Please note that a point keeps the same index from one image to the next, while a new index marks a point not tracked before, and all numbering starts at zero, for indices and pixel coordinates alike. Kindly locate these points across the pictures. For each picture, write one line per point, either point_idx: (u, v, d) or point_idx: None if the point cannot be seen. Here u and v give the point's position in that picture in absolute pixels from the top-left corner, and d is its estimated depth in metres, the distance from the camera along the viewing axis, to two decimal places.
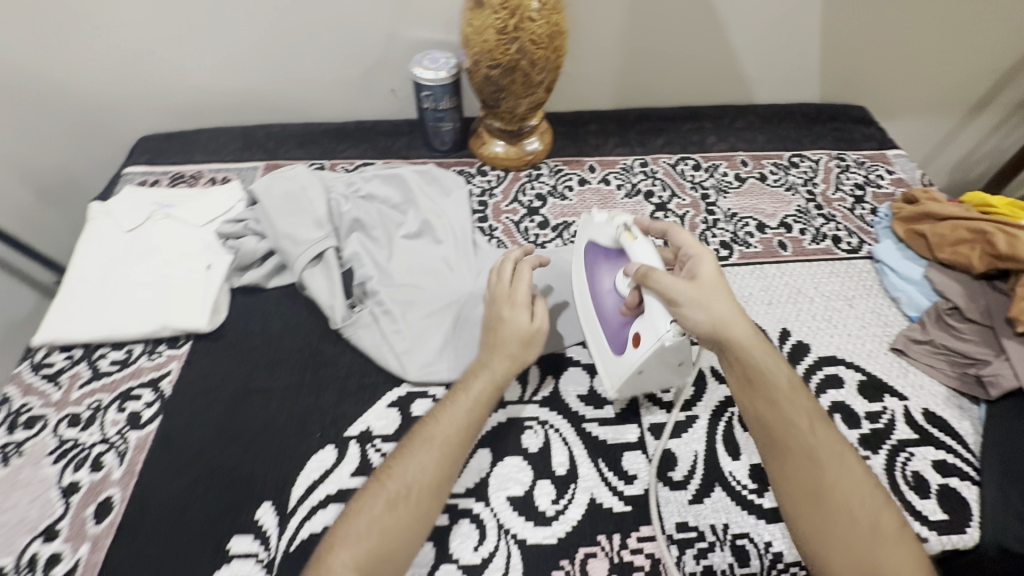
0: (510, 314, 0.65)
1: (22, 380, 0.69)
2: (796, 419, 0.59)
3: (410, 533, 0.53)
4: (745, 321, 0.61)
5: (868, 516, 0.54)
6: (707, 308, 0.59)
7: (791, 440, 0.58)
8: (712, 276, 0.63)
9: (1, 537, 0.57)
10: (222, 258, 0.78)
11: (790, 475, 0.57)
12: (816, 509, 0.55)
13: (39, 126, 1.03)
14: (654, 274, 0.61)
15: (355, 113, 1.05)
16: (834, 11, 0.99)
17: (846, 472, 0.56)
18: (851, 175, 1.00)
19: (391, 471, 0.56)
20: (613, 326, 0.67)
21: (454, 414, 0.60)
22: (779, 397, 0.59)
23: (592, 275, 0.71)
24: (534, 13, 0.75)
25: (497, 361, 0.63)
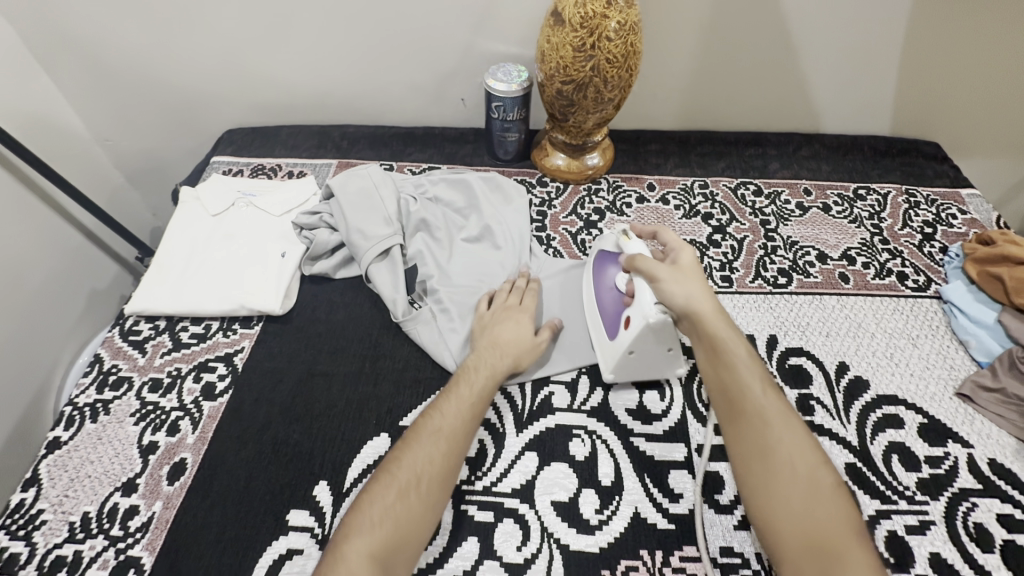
0: (512, 326, 0.71)
1: (113, 344, 0.76)
2: (753, 385, 0.62)
3: (422, 519, 0.55)
4: (715, 302, 0.66)
5: (807, 472, 0.56)
6: (682, 286, 0.65)
7: (743, 402, 0.61)
8: (692, 264, 0.69)
9: (86, 485, 0.63)
10: (296, 247, 0.83)
11: (739, 434, 0.60)
12: (762, 469, 0.57)
13: (138, 112, 1.12)
14: (641, 259, 0.68)
15: (425, 120, 1.10)
16: (917, 46, 0.97)
17: (791, 434, 0.58)
18: (920, 212, 0.97)
19: (399, 462, 0.58)
20: (610, 315, 0.72)
21: (458, 407, 0.63)
22: (737, 365, 0.63)
23: (598, 275, 0.76)
24: (612, 33, 0.77)
25: (499, 363, 0.67)
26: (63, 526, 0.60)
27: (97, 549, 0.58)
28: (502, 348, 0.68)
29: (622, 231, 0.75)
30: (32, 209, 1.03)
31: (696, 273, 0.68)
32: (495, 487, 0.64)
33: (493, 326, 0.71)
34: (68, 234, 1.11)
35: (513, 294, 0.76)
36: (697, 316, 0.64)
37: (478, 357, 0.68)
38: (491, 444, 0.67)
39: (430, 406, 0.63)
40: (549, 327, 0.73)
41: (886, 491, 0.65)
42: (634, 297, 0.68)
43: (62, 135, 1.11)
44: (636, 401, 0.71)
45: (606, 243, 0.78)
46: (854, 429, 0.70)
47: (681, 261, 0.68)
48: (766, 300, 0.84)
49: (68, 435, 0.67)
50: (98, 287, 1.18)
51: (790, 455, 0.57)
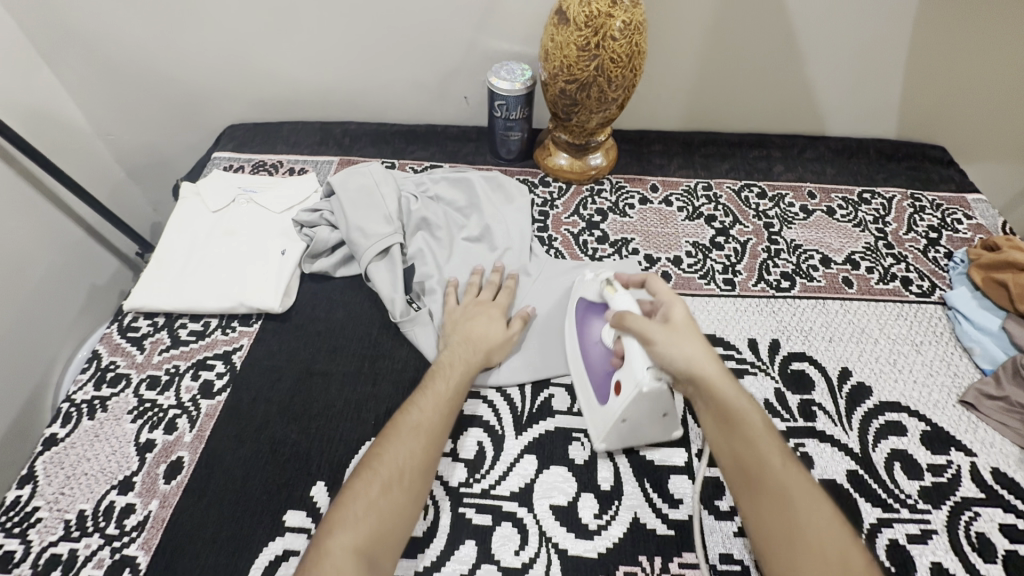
0: (486, 321, 0.72)
1: (111, 340, 0.75)
2: (769, 457, 0.58)
3: (405, 511, 0.55)
4: (716, 362, 0.62)
5: (840, 556, 0.51)
6: (678, 347, 0.61)
7: (761, 477, 0.57)
8: (685, 319, 0.64)
9: (83, 482, 0.62)
10: (296, 245, 0.83)
11: (762, 517, 0.56)
12: (789, 554, 0.53)
13: (139, 107, 1.11)
14: (630, 317, 0.61)
15: (427, 117, 1.09)
16: (925, 49, 0.96)
17: (816, 512, 0.54)
18: (925, 216, 0.96)
19: (381, 456, 0.58)
20: (599, 374, 0.66)
21: (435, 402, 0.63)
22: (751, 437, 0.59)
23: (582, 326, 0.70)
24: (617, 32, 0.77)
25: (472, 358, 0.68)
26: (59, 524, 0.59)
27: (93, 548, 0.58)
28: (475, 343, 0.70)
29: (606, 280, 0.68)
30: (33, 203, 1.02)
31: (694, 328, 0.63)
32: (494, 490, 0.63)
33: (466, 322, 0.72)
34: (68, 229, 1.10)
35: (486, 290, 0.77)
36: (699, 380, 0.61)
37: (452, 352, 0.69)
38: (490, 446, 0.67)
39: (407, 400, 0.63)
40: (520, 320, 0.74)
41: (888, 499, 0.65)
42: (623, 359, 0.62)
43: (63, 128, 1.10)
44: None
45: (589, 288, 0.71)
46: (856, 436, 0.70)
47: (673, 316, 0.63)
48: (769, 304, 0.84)
49: (65, 432, 0.66)
50: (98, 282, 1.18)
51: (819, 536, 0.52)
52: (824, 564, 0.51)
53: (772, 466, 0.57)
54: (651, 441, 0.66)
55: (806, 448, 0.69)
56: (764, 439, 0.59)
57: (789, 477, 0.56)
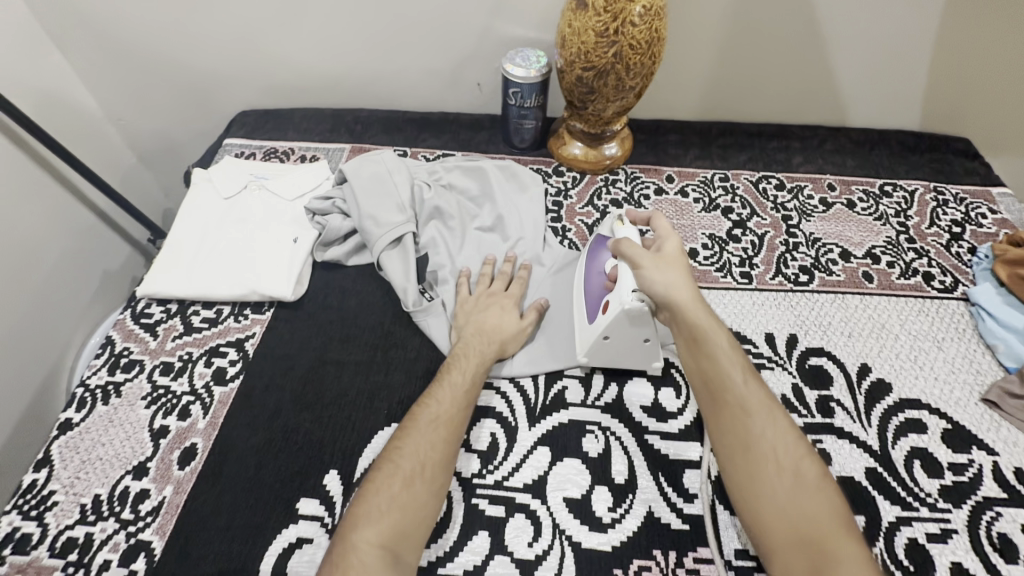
0: (499, 313, 0.72)
1: (125, 326, 0.75)
2: (734, 377, 0.61)
3: (429, 504, 0.55)
4: (695, 289, 0.65)
5: (791, 463, 0.56)
6: (662, 275, 0.64)
7: (726, 394, 0.60)
8: (676, 252, 0.67)
9: (98, 467, 0.62)
10: (309, 233, 0.82)
11: (723, 427, 0.59)
12: (745, 459, 0.57)
13: (150, 92, 1.11)
14: (625, 244, 0.67)
15: (440, 105, 1.07)
16: (953, 37, 0.93)
17: (772, 424, 0.58)
18: (948, 210, 0.94)
19: (401, 449, 0.58)
20: (593, 298, 0.71)
21: (453, 394, 0.63)
22: (720, 357, 0.62)
23: (589, 257, 0.76)
24: (636, 18, 0.75)
25: (487, 350, 0.68)
26: (74, 508, 0.60)
27: (108, 532, 0.58)
28: (489, 335, 0.69)
29: (615, 218, 0.74)
30: (46, 188, 1.02)
31: (676, 258, 0.66)
32: (507, 482, 0.63)
33: (479, 313, 0.72)
34: (80, 215, 1.10)
35: (497, 281, 0.76)
36: (676, 305, 0.63)
37: (468, 343, 0.68)
38: (503, 437, 0.66)
39: (425, 394, 0.63)
40: (533, 310, 0.74)
41: (907, 497, 0.64)
42: (616, 282, 0.68)
43: (75, 113, 1.10)
44: (651, 398, 0.70)
45: (602, 227, 0.77)
46: (875, 433, 0.68)
47: (665, 249, 0.67)
48: (787, 298, 0.82)
49: (80, 417, 0.67)
50: (111, 268, 1.18)
51: (774, 444, 0.57)
52: (775, 467, 0.56)
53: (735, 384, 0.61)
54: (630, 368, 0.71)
55: (823, 445, 0.68)
56: (729, 360, 0.62)
57: (749, 393, 0.60)
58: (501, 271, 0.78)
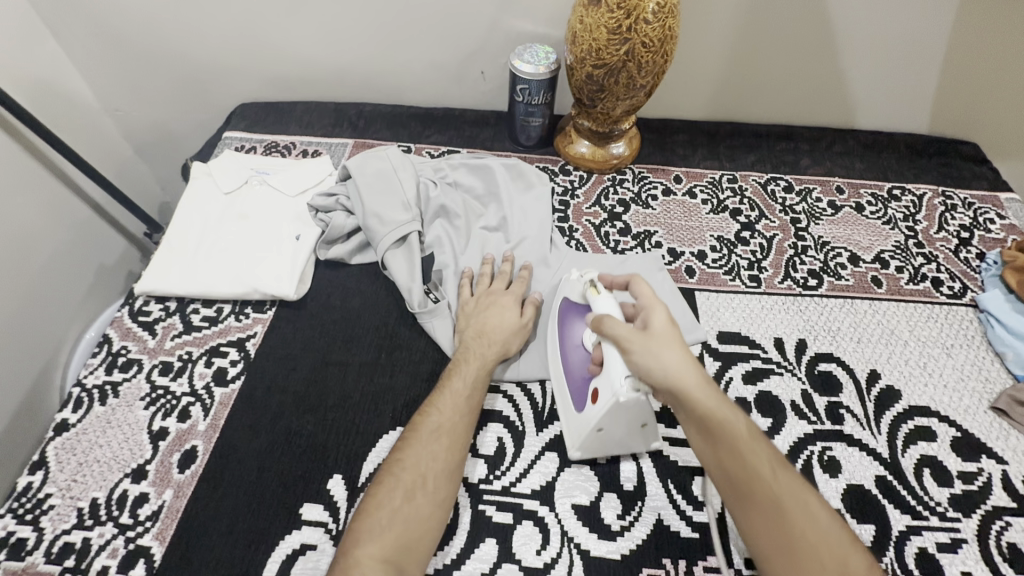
0: (500, 312, 0.70)
1: (122, 324, 0.74)
2: (767, 467, 0.55)
3: (433, 516, 0.54)
4: (699, 368, 0.58)
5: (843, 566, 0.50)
6: (659, 355, 0.56)
7: (759, 490, 0.54)
8: (666, 325, 0.58)
9: (95, 470, 0.61)
10: (311, 230, 0.81)
11: (760, 530, 0.53)
12: (802, 572, 0.50)
13: (147, 82, 1.08)
14: (609, 321, 0.59)
15: (445, 100, 1.06)
16: (967, 40, 0.92)
17: (813, 520, 0.52)
18: (957, 215, 0.93)
19: (402, 461, 0.57)
20: (577, 382, 0.64)
21: (453, 402, 0.61)
22: (741, 447, 0.55)
23: (564, 332, 0.68)
24: (650, 15, 0.73)
25: (488, 354, 0.66)
26: (72, 512, 0.58)
27: (107, 537, 0.57)
28: (489, 338, 0.67)
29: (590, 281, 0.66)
30: (40, 180, 1.00)
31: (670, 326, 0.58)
32: (514, 488, 0.62)
33: (481, 314, 0.70)
34: (75, 208, 1.08)
35: (497, 280, 0.75)
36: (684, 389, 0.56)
37: (467, 348, 0.67)
38: (511, 442, 0.65)
39: (426, 403, 0.62)
40: (532, 306, 0.72)
41: (917, 506, 0.63)
42: (602, 365, 0.60)
43: (69, 101, 1.07)
44: (659, 403, 0.68)
45: (571, 292, 0.69)
46: (884, 441, 0.68)
47: (652, 322, 0.58)
48: (796, 302, 0.81)
49: (77, 417, 0.65)
50: (106, 262, 1.16)
51: (819, 542, 0.51)
52: (826, 573, 0.49)
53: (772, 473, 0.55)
54: (628, 451, 0.63)
55: (833, 452, 0.67)
56: (755, 445, 0.56)
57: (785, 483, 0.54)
58: (500, 270, 0.76)
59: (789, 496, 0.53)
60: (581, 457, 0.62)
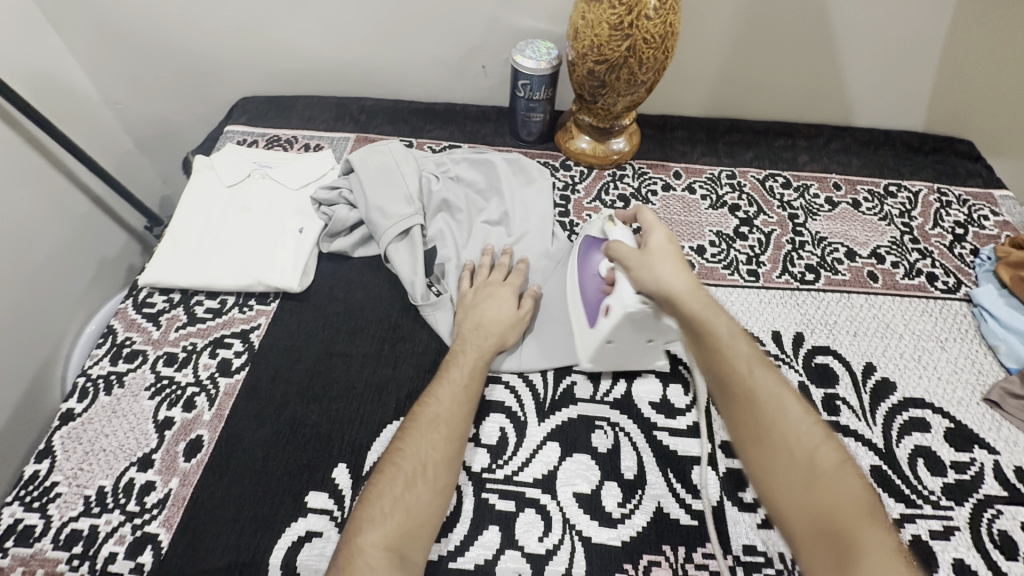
0: (497, 303, 0.71)
1: (126, 316, 0.74)
2: (754, 369, 0.59)
3: (433, 504, 0.55)
4: (692, 278, 0.62)
5: (810, 454, 0.54)
6: (654, 270, 0.62)
7: (738, 385, 0.58)
8: (665, 245, 0.65)
9: (102, 459, 0.62)
10: (314, 223, 0.81)
11: (738, 421, 0.57)
12: (766, 454, 0.55)
13: (149, 76, 1.08)
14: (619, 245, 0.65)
15: (446, 95, 1.06)
16: (963, 40, 0.93)
17: (789, 414, 0.56)
18: (951, 212, 0.95)
19: (402, 451, 0.57)
20: (591, 302, 0.68)
21: (452, 392, 0.62)
22: (724, 347, 0.60)
23: (581, 261, 0.72)
24: (651, 12, 0.74)
25: (484, 345, 0.67)
26: (78, 500, 0.59)
27: (114, 524, 0.57)
28: (486, 330, 0.68)
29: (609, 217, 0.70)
30: (42, 174, 1.00)
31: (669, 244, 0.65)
32: (516, 476, 0.63)
33: (478, 306, 0.71)
34: (77, 201, 1.08)
35: (496, 271, 0.75)
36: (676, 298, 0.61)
37: (465, 339, 0.68)
38: (513, 432, 0.66)
39: (425, 393, 0.62)
40: (531, 298, 0.73)
41: (911, 495, 0.64)
42: (616, 285, 0.64)
43: (70, 95, 1.07)
44: (658, 394, 0.70)
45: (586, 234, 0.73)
46: (880, 432, 0.69)
47: (651, 241, 0.65)
48: (793, 296, 0.83)
49: (82, 407, 0.65)
50: (108, 255, 1.16)
51: (791, 431, 0.55)
52: (792, 458, 0.54)
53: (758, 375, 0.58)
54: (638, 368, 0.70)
55: None
56: (747, 351, 0.60)
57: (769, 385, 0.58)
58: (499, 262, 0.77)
59: (770, 394, 0.57)
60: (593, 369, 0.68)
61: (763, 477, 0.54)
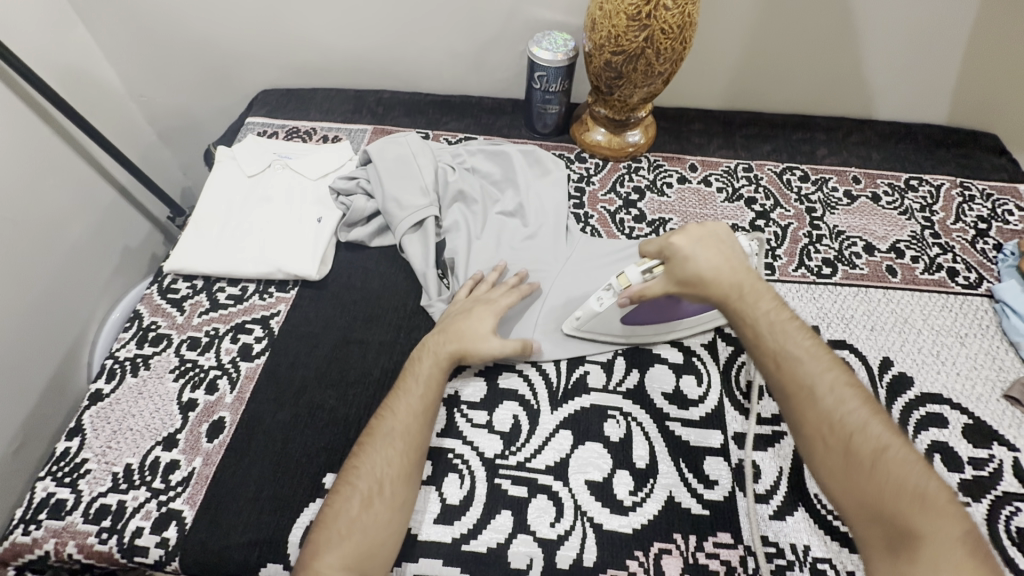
0: (469, 315, 0.68)
1: (152, 301, 0.76)
2: (791, 348, 0.58)
3: (391, 522, 0.55)
4: (723, 270, 0.63)
5: (870, 441, 0.52)
6: (702, 274, 0.62)
7: (787, 371, 0.57)
8: (687, 251, 0.63)
9: (129, 437, 0.64)
10: (332, 213, 0.82)
11: (797, 415, 0.56)
12: (824, 451, 0.53)
13: (174, 70, 1.11)
14: (649, 292, 0.63)
15: (463, 88, 1.07)
16: (989, 30, 0.91)
17: (837, 404, 0.54)
18: (974, 206, 0.93)
19: (358, 470, 0.57)
20: (679, 313, 0.70)
21: (410, 405, 0.61)
22: (767, 333, 0.60)
23: (639, 315, 0.69)
24: (670, 2, 0.74)
25: (442, 350, 0.65)
26: (106, 476, 0.61)
27: (140, 500, 0.60)
28: (452, 334, 0.66)
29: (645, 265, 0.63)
30: (70, 166, 1.03)
31: (713, 237, 0.65)
32: (529, 463, 0.64)
33: (453, 318, 0.69)
34: (103, 191, 1.11)
35: (498, 289, 0.73)
36: (727, 295, 0.62)
37: (424, 346, 0.67)
38: (526, 420, 0.67)
39: (383, 406, 0.62)
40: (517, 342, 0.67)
41: None
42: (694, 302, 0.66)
43: (98, 88, 1.10)
44: (671, 385, 0.70)
45: (609, 313, 0.67)
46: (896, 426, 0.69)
47: (675, 265, 0.63)
48: (809, 290, 0.82)
49: (110, 388, 0.68)
50: (131, 244, 1.19)
51: (846, 421, 0.53)
52: (845, 445, 0.52)
53: (796, 355, 0.58)
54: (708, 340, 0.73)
55: None
56: (782, 330, 0.60)
57: (809, 366, 0.57)
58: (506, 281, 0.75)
59: (817, 375, 0.56)
60: (728, 356, 0.72)
61: (829, 478, 0.53)
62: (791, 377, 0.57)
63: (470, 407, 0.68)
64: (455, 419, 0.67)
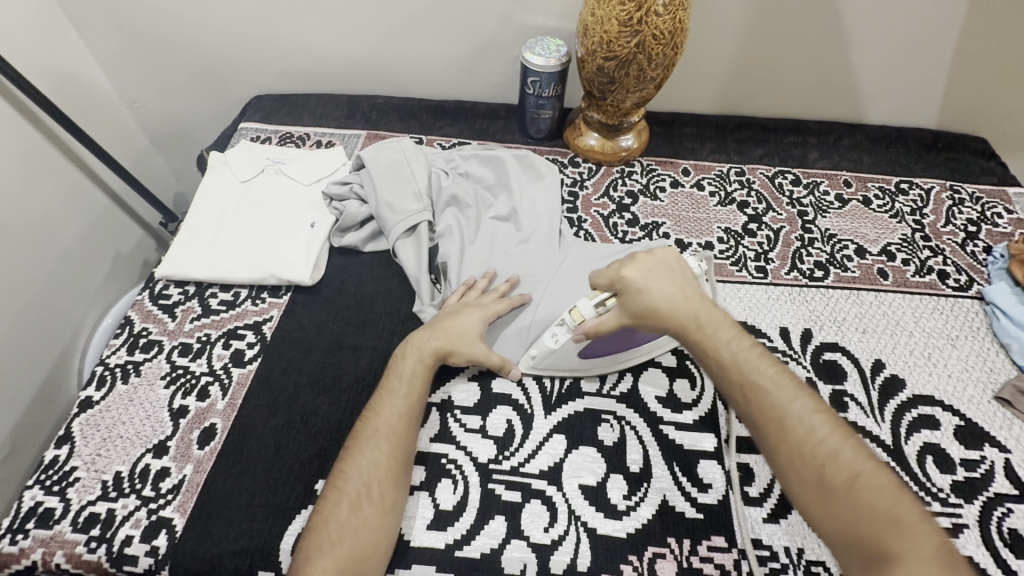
0: (460, 316, 0.68)
1: (143, 307, 0.76)
2: (757, 378, 0.57)
3: (382, 525, 0.55)
4: (679, 298, 0.62)
5: (845, 469, 0.51)
6: (659, 305, 0.61)
7: (756, 401, 0.56)
8: (641, 282, 0.62)
9: (119, 445, 0.63)
10: (325, 218, 0.82)
11: (770, 447, 0.54)
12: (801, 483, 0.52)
13: (167, 75, 1.11)
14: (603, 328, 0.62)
15: (457, 93, 1.07)
16: (976, 36, 0.92)
17: (809, 431, 0.53)
18: (964, 209, 0.94)
19: (346, 474, 0.56)
20: (634, 343, 0.69)
21: (396, 406, 0.61)
22: (733, 362, 0.59)
23: (595, 349, 0.67)
24: (660, 8, 0.74)
25: (428, 347, 0.65)
26: (96, 485, 0.61)
27: (130, 509, 0.59)
28: (443, 334, 0.66)
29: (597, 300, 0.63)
30: (62, 172, 1.03)
31: (667, 267, 0.64)
32: (522, 468, 0.64)
33: (442, 318, 0.69)
34: (95, 197, 1.10)
35: (489, 294, 0.73)
36: (685, 326, 0.61)
37: (410, 343, 0.66)
38: (520, 424, 0.67)
39: (368, 408, 0.61)
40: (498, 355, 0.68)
41: (920, 492, 0.64)
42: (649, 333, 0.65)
43: (90, 93, 1.10)
44: (665, 389, 0.70)
45: (568, 346, 0.65)
46: (888, 428, 0.69)
47: (627, 298, 0.62)
48: (801, 293, 0.82)
49: (100, 395, 0.68)
50: (123, 250, 1.18)
51: (820, 449, 0.52)
52: (822, 475, 0.51)
53: (762, 384, 0.57)
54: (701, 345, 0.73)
55: None
56: (746, 359, 0.58)
57: (777, 395, 0.56)
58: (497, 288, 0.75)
59: (786, 403, 0.55)
60: None
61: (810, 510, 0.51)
62: (760, 407, 0.56)
63: (463, 412, 0.68)
64: (448, 424, 0.67)
